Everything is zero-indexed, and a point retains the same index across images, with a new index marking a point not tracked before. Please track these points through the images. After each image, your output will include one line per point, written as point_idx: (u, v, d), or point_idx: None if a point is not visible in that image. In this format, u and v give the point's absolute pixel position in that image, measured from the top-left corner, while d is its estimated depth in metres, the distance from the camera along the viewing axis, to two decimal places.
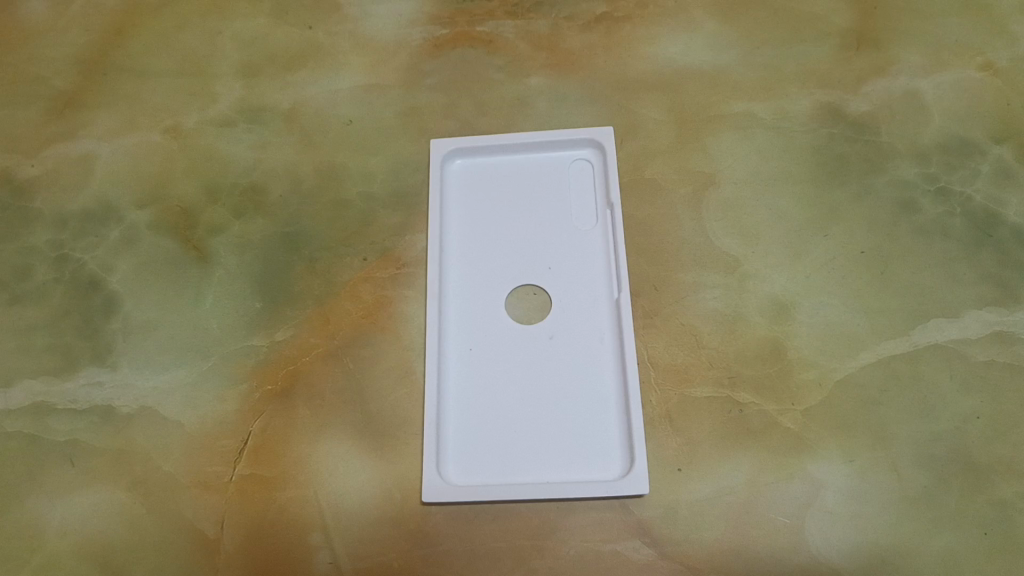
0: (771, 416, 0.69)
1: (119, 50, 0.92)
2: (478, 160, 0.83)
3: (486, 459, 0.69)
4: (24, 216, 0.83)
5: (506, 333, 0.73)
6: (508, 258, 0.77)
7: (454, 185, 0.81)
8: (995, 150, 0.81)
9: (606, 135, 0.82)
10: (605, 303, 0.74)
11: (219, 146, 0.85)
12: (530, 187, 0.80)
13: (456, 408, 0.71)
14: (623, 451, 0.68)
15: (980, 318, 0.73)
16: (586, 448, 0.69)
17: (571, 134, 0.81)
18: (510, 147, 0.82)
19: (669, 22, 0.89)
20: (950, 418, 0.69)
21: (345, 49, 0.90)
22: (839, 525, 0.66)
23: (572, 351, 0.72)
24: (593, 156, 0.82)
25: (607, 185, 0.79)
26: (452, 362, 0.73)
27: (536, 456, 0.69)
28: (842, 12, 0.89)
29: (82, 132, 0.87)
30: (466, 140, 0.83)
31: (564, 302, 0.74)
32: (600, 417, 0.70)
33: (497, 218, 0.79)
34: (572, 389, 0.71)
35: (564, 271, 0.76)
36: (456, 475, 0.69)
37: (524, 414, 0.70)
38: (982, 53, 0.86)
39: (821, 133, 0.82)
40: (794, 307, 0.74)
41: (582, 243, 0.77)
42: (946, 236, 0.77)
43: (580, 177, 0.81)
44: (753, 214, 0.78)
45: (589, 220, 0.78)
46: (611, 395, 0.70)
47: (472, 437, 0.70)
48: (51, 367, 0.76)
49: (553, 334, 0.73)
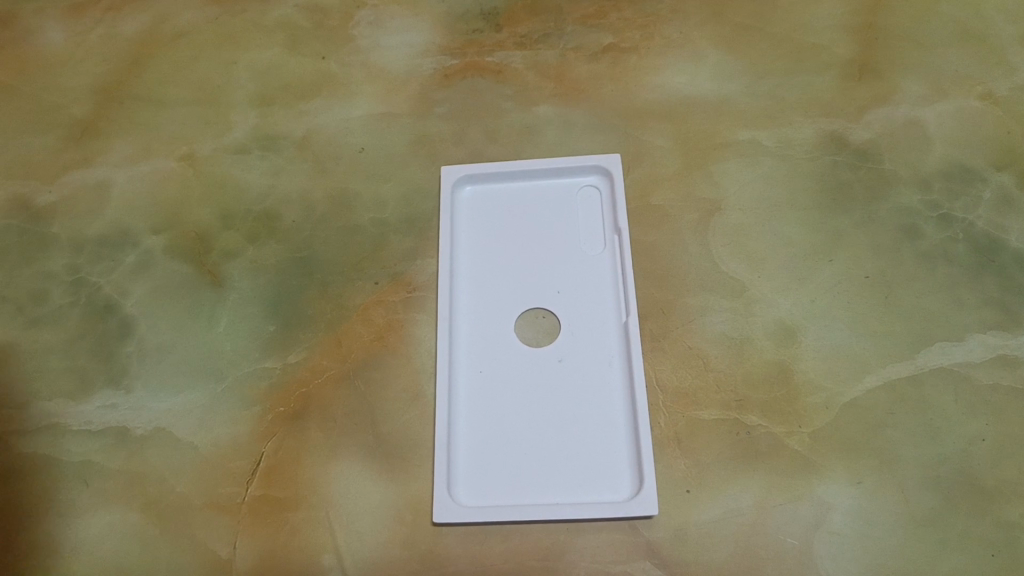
0: (779, 438, 0.70)
1: (136, 79, 0.94)
2: (488, 186, 0.84)
3: (497, 481, 0.70)
4: (41, 241, 0.85)
5: (516, 356, 0.74)
6: (517, 282, 0.78)
7: (465, 211, 0.83)
8: (996, 178, 0.82)
9: (613, 161, 0.83)
10: (613, 327, 0.75)
11: (233, 173, 0.87)
12: (540, 213, 0.82)
13: (466, 430, 0.72)
14: (632, 474, 0.69)
15: (984, 341, 0.74)
16: (596, 470, 0.69)
17: (579, 161, 0.83)
18: (520, 173, 0.83)
19: (675, 53, 0.91)
20: (956, 440, 0.70)
21: (357, 79, 0.92)
22: (846, 547, 0.66)
23: (582, 373, 0.73)
24: (601, 183, 0.83)
25: (615, 211, 0.81)
26: (462, 385, 0.74)
27: (545, 478, 0.69)
28: (844, 42, 0.90)
29: (99, 159, 0.89)
30: (476, 167, 0.84)
31: (574, 326, 0.75)
32: (608, 442, 0.70)
33: (506, 244, 0.80)
34: (580, 412, 0.72)
35: (572, 295, 0.77)
36: (467, 497, 0.69)
37: (534, 438, 0.71)
38: (982, 82, 0.87)
39: (825, 160, 0.83)
40: (801, 331, 0.75)
41: (590, 268, 0.78)
42: (949, 261, 0.78)
43: (588, 203, 0.82)
44: (759, 240, 0.79)
45: (597, 245, 0.80)
46: (619, 418, 0.71)
47: (482, 459, 0.71)
48: (66, 389, 0.77)
49: (562, 357, 0.74)
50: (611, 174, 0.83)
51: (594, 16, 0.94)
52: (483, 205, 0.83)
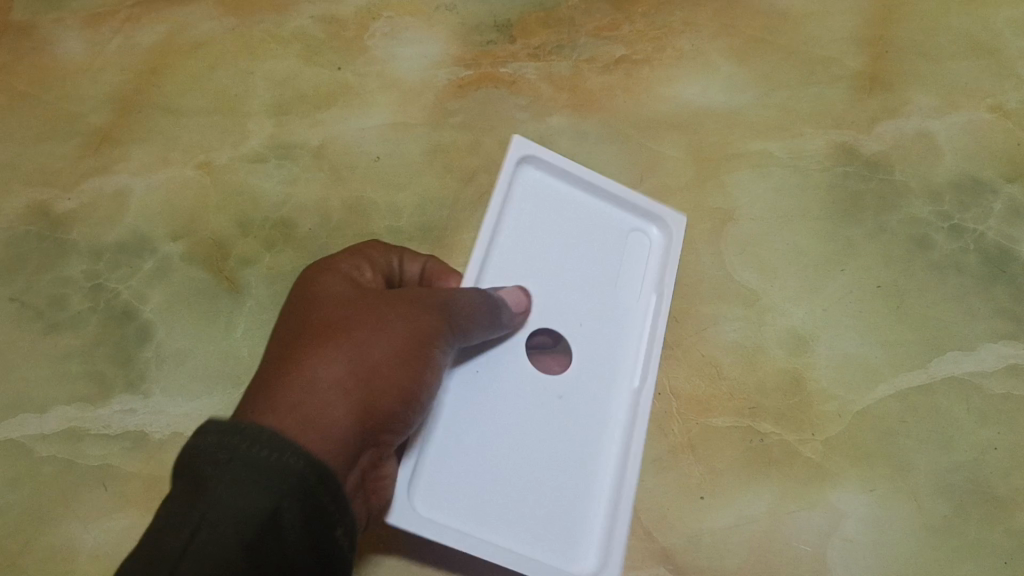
0: (793, 447, 0.71)
1: (153, 89, 0.93)
2: (548, 174, 0.75)
3: (460, 502, 0.61)
4: (60, 247, 0.85)
5: (522, 380, 0.67)
6: (541, 302, 0.70)
7: (519, 195, 0.74)
8: (1007, 189, 0.83)
9: (678, 223, 0.77)
10: (621, 390, 0.71)
11: (251, 182, 0.88)
12: (585, 237, 0.74)
13: (439, 445, 0.62)
14: (597, 552, 0.65)
15: (996, 352, 0.75)
16: (554, 530, 0.64)
17: (649, 206, 0.77)
18: (581, 185, 0.76)
19: (688, 65, 0.91)
20: (969, 448, 0.71)
21: (372, 89, 0.92)
22: (858, 554, 0.68)
23: (583, 425, 0.68)
24: (659, 242, 0.77)
25: (663, 271, 0.75)
26: (454, 387, 0.65)
27: (504, 514, 0.62)
28: (856, 53, 0.91)
29: (117, 166, 0.89)
30: (544, 150, 0.74)
31: (585, 365, 0.70)
32: (582, 506, 0.66)
33: (546, 249, 0.72)
34: (574, 471, 0.66)
35: (593, 335, 0.71)
36: (421, 506, 0.60)
37: (525, 473, 0.64)
38: (992, 95, 0.88)
39: (836, 171, 0.84)
40: (814, 340, 0.76)
41: (618, 311, 0.73)
42: (960, 272, 0.79)
43: (637, 249, 0.76)
44: (771, 250, 0.80)
45: (634, 295, 0.74)
46: (612, 485, 0.67)
47: (449, 473, 0.62)
48: (85, 394, 0.78)
49: (564, 395, 0.68)
50: (672, 233, 0.77)
51: (607, 27, 0.93)
52: (535, 194, 0.74)
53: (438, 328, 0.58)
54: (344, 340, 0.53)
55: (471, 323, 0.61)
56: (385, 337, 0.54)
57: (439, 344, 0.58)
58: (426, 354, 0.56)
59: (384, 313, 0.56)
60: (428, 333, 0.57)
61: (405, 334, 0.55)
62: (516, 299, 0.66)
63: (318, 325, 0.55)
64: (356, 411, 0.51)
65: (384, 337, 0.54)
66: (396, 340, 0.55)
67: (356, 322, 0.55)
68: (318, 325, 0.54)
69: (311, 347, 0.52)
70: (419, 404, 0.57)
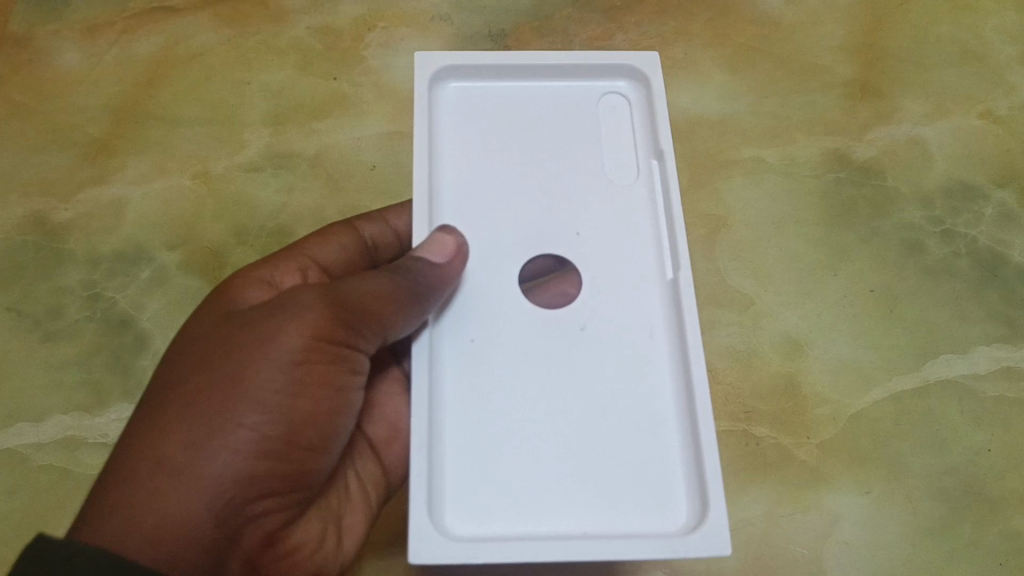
0: (788, 449, 0.71)
1: (150, 99, 0.93)
2: (477, 83, 0.61)
3: (504, 498, 0.49)
4: (57, 257, 0.86)
5: (524, 319, 0.53)
6: (522, 219, 0.56)
7: (448, 113, 0.59)
8: (997, 195, 0.84)
9: (651, 61, 0.61)
10: (654, 284, 0.55)
11: (247, 192, 0.88)
12: (551, 119, 0.60)
13: (453, 431, 0.50)
14: (692, 495, 0.49)
15: (989, 354, 0.76)
16: (625, 492, 0.49)
17: (608, 57, 0.60)
18: (523, 72, 0.61)
19: (681, 75, 0.91)
20: (963, 450, 0.72)
21: (368, 99, 0.92)
22: (856, 556, 0.68)
23: (612, 350, 0.53)
24: (631, 91, 0.62)
25: (653, 127, 0.60)
26: (445, 355, 0.52)
27: (562, 496, 0.49)
28: (847, 61, 0.91)
29: (113, 176, 0.89)
30: (462, 56, 0.59)
31: (601, 283, 0.55)
32: (653, 450, 0.50)
33: (508, 150, 0.58)
34: (617, 413, 0.51)
35: (597, 240, 0.56)
36: (458, 520, 0.48)
37: (562, 436, 0.50)
38: (981, 102, 0.89)
39: (829, 177, 0.85)
40: (808, 344, 0.76)
41: (620, 198, 0.57)
42: (953, 276, 0.80)
43: (615, 115, 0.61)
44: (764, 255, 0.81)
45: (629, 174, 0.58)
46: (670, 415, 0.51)
47: (470, 473, 0.49)
48: (82, 402, 0.78)
49: (584, 325, 0.53)
50: (648, 79, 0.61)
51: (600, 37, 0.94)
52: (472, 108, 0.60)
53: (323, 330, 0.49)
54: (198, 397, 0.47)
55: (379, 309, 0.50)
56: (247, 375, 0.47)
57: (335, 343, 0.49)
58: (313, 367, 0.48)
59: (253, 340, 0.48)
60: (310, 342, 0.48)
61: (278, 357, 0.47)
62: (438, 244, 0.51)
63: (190, 359, 0.49)
64: (217, 480, 0.45)
65: (248, 375, 0.47)
66: (264, 373, 0.47)
67: (217, 363, 0.48)
68: (196, 360, 0.49)
69: (162, 415, 0.46)
70: (325, 419, 0.50)
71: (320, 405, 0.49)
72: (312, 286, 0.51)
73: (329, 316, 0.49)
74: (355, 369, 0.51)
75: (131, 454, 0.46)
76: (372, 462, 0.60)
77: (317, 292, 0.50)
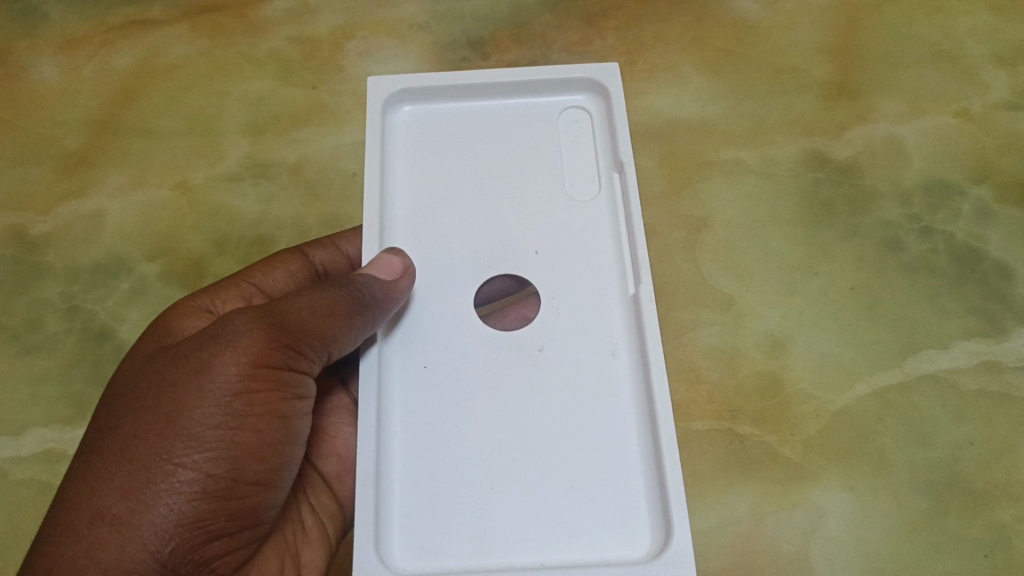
0: (771, 447, 0.72)
1: (128, 112, 0.93)
2: (433, 105, 0.64)
3: (455, 531, 0.50)
4: (35, 270, 0.85)
5: (479, 345, 0.55)
6: (478, 240, 0.59)
7: (402, 139, 0.62)
8: (974, 191, 0.84)
9: (608, 72, 0.64)
10: (617, 300, 0.57)
11: (227, 202, 0.88)
12: (511, 134, 0.63)
13: (402, 463, 0.52)
14: (655, 522, 0.50)
15: (969, 349, 0.76)
16: (585, 519, 0.51)
17: (566, 72, 0.63)
18: (480, 90, 0.64)
19: (658, 77, 0.91)
20: (946, 444, 0.72)
21: (348, 107, 0.92)
22: (841, 552, 0.68)
23: (569, 371, 0.55)
24: (591, 103, 0.65)
25: (614, 139, 0.62)
26: (395, 384, 0.54)
27: (516, 527, 0.50)
28: (824, 64, 0.92)
29: (92, 189, 0.89)
30: (415, 78, 0.63)
31: (560, 301, 0.57)
32: (617, 474, 0.52)
33: (462, 169, 0.61)
34: (575, 436, 0.53)
35: (557, 257, 0.58)
36: (407, 556, 0.50)
37: (519, 462, 0.52)
38: (957, 101, 0.89)
39: (808, 177, 0.85)
40: (790, 342, 0.76)
41: (582, 215, 0.59)
42: (932, 272, 0.80)
43: (575, 128, 0.63)
44: (745, 255, 0.81)
45: (591, 187, 0.60)
46: (632, 436, 0.53)
47: (421, 505, 0.51)
48: (62, 415, 0.77)
49: (542, 346, 0.55)
50: (606, 90, 0.64)
51: (579, 42, 0.94)
52: (428, 128, 0.63)
53: (261, 357, 0.51)
54: (137, 440, 0.48)
55: (319, 329, 0.53)
56: (186, 412, 0.49)
57: (275, 369, 0.51)
58: (254, 395, 0.50)
59: (191, 373, 0.50)
60: (248, 370, 0.50)
61: (216, 390, 0.49)
62: (386, 264, 0.55)
63: (127, 400, 0.51)
64: (160, 523, 0.47)
65: (187, 410, 0.49)
66: (202, 408, 0.49)
67: (154, 402, 0.49)
68: (133, 402, 0.50)
69: (101, 463, 0.48)
70: (270, 450, 0.51)
71: (263, 435, 0.51)
72: (252, 311, 0.53)
73: (269, 342, 0.51)
74: (299, 393, 0.54)
75: (70, 507, 0.48)
76: (327, 495, 0.63)
77: (256, 318, 0.52)
